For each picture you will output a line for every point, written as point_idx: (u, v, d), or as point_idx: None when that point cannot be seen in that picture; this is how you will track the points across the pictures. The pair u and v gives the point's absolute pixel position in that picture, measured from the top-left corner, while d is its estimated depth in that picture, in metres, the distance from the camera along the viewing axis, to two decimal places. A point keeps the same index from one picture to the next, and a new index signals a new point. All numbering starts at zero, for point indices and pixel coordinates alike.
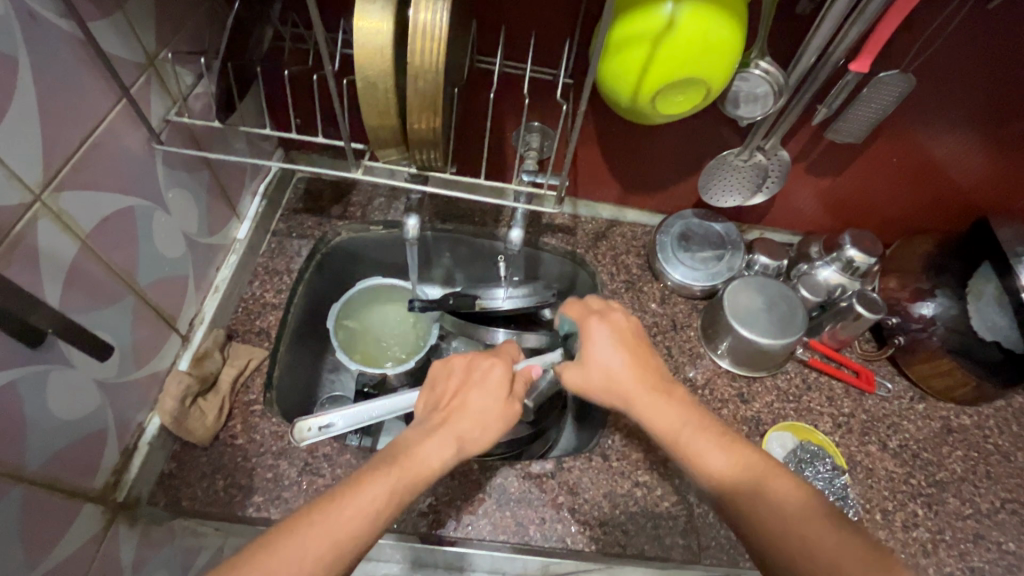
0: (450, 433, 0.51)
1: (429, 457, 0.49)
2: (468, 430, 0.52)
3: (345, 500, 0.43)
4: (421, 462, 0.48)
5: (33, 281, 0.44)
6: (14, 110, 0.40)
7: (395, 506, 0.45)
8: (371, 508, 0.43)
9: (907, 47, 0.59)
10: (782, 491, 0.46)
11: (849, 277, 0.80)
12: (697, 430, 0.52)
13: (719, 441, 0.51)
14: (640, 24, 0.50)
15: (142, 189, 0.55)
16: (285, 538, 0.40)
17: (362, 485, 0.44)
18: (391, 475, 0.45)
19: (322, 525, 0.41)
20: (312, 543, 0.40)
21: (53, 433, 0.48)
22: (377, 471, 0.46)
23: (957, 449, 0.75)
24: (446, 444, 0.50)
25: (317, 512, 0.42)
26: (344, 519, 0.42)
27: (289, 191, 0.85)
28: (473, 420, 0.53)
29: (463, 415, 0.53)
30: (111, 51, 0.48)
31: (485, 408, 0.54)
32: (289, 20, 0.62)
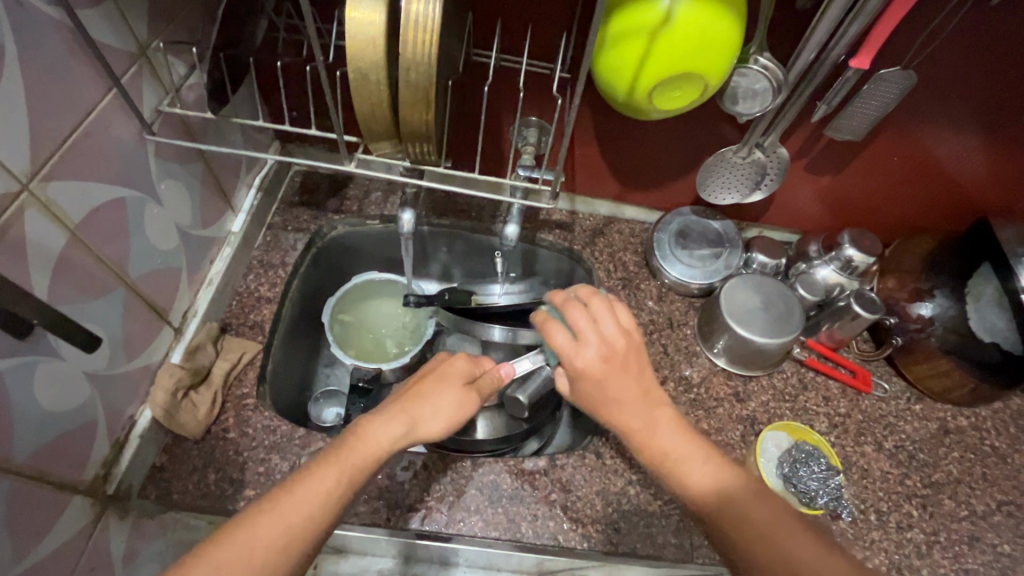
0: (404, 417, 0.52)
1: (380, 435, 0.49)
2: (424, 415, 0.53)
3: (300, 487, 0.44)
4: (373, 442, 0.49)
5: (20, 271, 0.44)
6: (1, 98, 0.40)
7: (346, 488, 0.46)
8: (324, 492, 0.44)
9: (908, 43, 0.59)
10: (762, 505, 0.47)
11: (847, 276, 0.79)
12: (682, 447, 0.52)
13: (700, 455, 0.51)
14: (637, 18, 0.50)
15: (133, 181, 0.55)
16: (246, 524, 0.41)
17: (317, 474, 0.45)
18: (341, 459, 0.47)
19: (277, 514, 0.42)
20: (265, 532, 0.41)
21: (41, 425, 0.47)
22: (334, 456, 0.47)
23: (953, 451, 0.74)
24: (396, 426, 0.51)
25: (271, 501, 0.43)
26: (298, 504, 0.43)
27: (285, 184, 0.84)
28: (428, 405, 0.53)
29: (420, 400, 0.54)
30: (101, 39, 0.48)
31: (443, 396, 0.55)
32: (284, 11, 0.61)
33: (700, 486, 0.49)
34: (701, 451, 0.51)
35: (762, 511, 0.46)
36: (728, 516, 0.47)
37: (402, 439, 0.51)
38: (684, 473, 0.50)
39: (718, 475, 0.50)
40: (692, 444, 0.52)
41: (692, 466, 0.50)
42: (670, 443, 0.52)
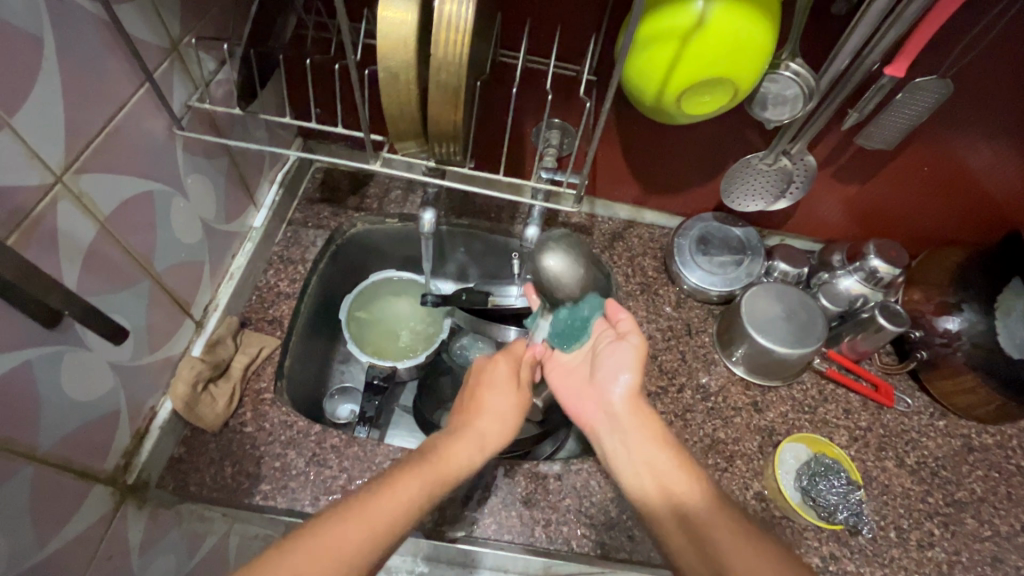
0: (474, 433, 0.53)
1: (461, 452, 0.51)
2: (491, 429, 0.55)
3: (389, 489, 0.45)
4: (458, 459, 0.51)
5: (51, 261, 0.44)
6: (39, 91, 0.40)
7: (434, 499, 0.47)
8: (414, 496, 0.46)
9: (946, 52, 0.57)
10: (723, 527, 0.47)
11: (871, 287, 0.77)
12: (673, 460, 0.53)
13: (682, 469, 0.52)
14: (670, 20, 0.49)
15: (161, 175, 0.55)
16: (340, 521, 0.42)
17: (406, 479, 0.47)
18: (429, 470, 0.48)
19: (372, 514, 0.43)
20: (362, 533, 0.42)
21: (66, 414, 0.48)
22: (421, 469, 0.48)
23: (977, 469, 0.72)
24: (469, 441, 0.52)
25: (361, 504, 0.44)
26: (394, 508, 0.44)
27: (306, 180, 0.85)
28: (494, 418, 0.56)
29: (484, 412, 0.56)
30: (136, 34, 0.48)
31: (507, 405, 0.57)
32: (314, 9, 0.62)
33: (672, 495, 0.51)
34: (682, 467, 0.52)
35: (724, 531, 0.47)
36: (688, 529, 0.48)
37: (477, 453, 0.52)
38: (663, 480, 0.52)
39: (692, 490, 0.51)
40: (677, 458, 0.53)
41: (672, 478, 0.52)
42: (656, 457, 0.53)
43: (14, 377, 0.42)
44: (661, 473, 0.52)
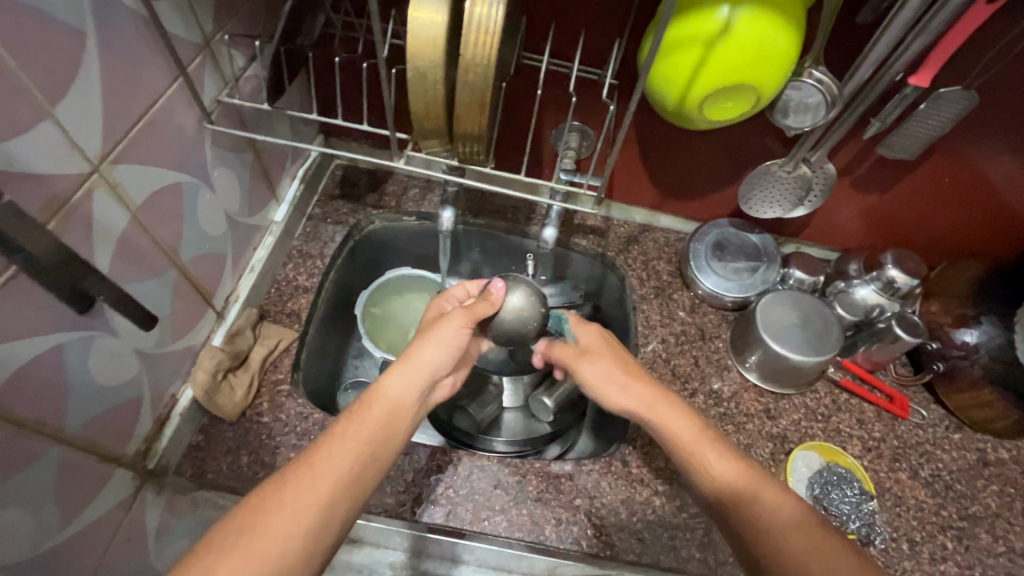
0: (413, 365, 0.52)
1: (396, 393, 0.50)
2: (434, 357, 0.53)
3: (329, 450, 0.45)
4: (395, 399, 0.50)
5: (86, 248, 0.45)
6: (79, 83, 0.42)
7: (377, 446, 0.47)
8: (352, 451, 0.45)
9: (972, 63, 0.57)
10: (778, 503, 0.47)
11: (888, 298, 0.77)
12: (708, 439, 0.52)
13: (721, 449, 0.51)
14: (696, 25, 0.50)
15: (190, 168, 0.57)
16: (276, 495, 0.42)
17: (339, 438, 0.46)
18: (363, 422, 0.48)
19: (313, 478, 0.43)
20: (309, 498, 0.42)
21: (94, 398, 0.49)
22: (357, 423, 0.47)
23: (993, 484, 0.72)
24: (407, 377, 0.51)
25: (299, 471, 0.43)
26: (336, 466, 0.44)
27: (326, 176, 0.86)
28: (438, 349, 0.53)
29: (425, 343, 0.53)
30: (172, 29, 0.49)
31: (450, 336, 0.54)
32: (342, 8, 0.63)
33: (712, 476, 0.50)
34: (723, 448, 0.51)
35: (779, 509, 0.46)
36: (747, 517, 0.47)
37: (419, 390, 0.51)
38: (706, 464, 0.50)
39: (738, 470, 0.50)
40: (708, 435, 0.52)
41: (713, 463, 0.51)
42: (692, 440, 0.52)
43: (48, 360, 0.44)
44: (702, 460, 0.51)
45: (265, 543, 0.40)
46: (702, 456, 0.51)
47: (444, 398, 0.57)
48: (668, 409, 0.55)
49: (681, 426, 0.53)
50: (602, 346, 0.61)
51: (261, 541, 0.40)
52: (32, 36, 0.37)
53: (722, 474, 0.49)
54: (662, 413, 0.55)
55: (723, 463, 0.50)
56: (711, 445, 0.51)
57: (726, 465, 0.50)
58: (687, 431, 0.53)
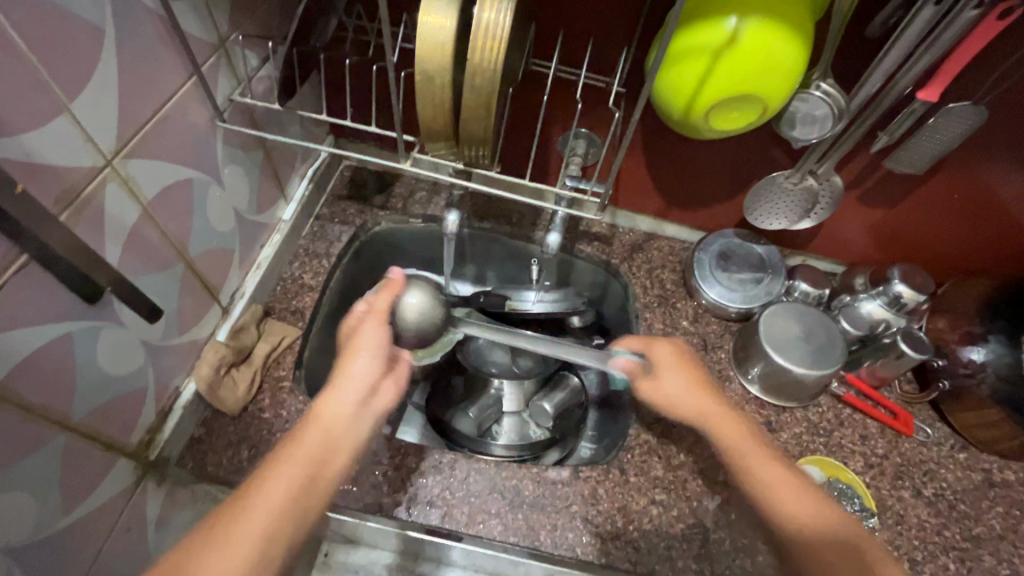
0: (344, 387, 0.52)
1: (334, 410, 0.51)
2: (359, 373, 0.53)
3: (263, 479, 0.45)
4: (334, 417, 0.50)
5: (97, 239, 0.46)
6: (97, 79, 0.43)
7: (321, 464, 0.48)
8: (292, 471, 0.46)
9: (982, 78, 0.57)
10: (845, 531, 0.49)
11: (894, 313, 0.76)
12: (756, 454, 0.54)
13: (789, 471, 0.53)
14: (702, 36, 0.50)
15: (201, 164, 0.58)
16: (214, 533, 0.42)
17: (279, 461, 0.47)
18: (303, 442, 0.48)
19: (258, 502, 0.44)
20: (250, 526, 0.43)
21: (99, 387, 0.50)
22: (296, 445, 0.48)
23: (998, 505, 0.70)
24: (342, 401, 0.51)
25: (241, 498, 0.44)
26: (279, 487, 0.45)
27: (335, 177, 0.87)
28: (368, 360, 0.54)
29: (353, 358, 0.54)
30: (188, 29, 0.51)
31: (375, 345, 0.55)
32: (355, 13, 0.64)
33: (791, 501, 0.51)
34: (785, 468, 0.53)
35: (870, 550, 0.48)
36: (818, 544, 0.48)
37: (357, 404, 0.52)
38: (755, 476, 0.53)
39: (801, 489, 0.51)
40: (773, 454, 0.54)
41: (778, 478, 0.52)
42: (767, 459, 0.54)
43: (56, 347, 0.44)
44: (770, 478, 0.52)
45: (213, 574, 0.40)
46: (767, 473, 0.52)
47: (392, 399, 0.54)
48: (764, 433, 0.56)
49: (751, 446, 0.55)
50: (676, 367, 0.61)
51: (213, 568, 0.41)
52: (54, 32, 0.39)
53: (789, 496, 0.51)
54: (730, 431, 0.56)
55: (775, 479, 0.52)
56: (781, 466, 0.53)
57: (778, 481, 0.52)
58: (758, 461, 0.54)
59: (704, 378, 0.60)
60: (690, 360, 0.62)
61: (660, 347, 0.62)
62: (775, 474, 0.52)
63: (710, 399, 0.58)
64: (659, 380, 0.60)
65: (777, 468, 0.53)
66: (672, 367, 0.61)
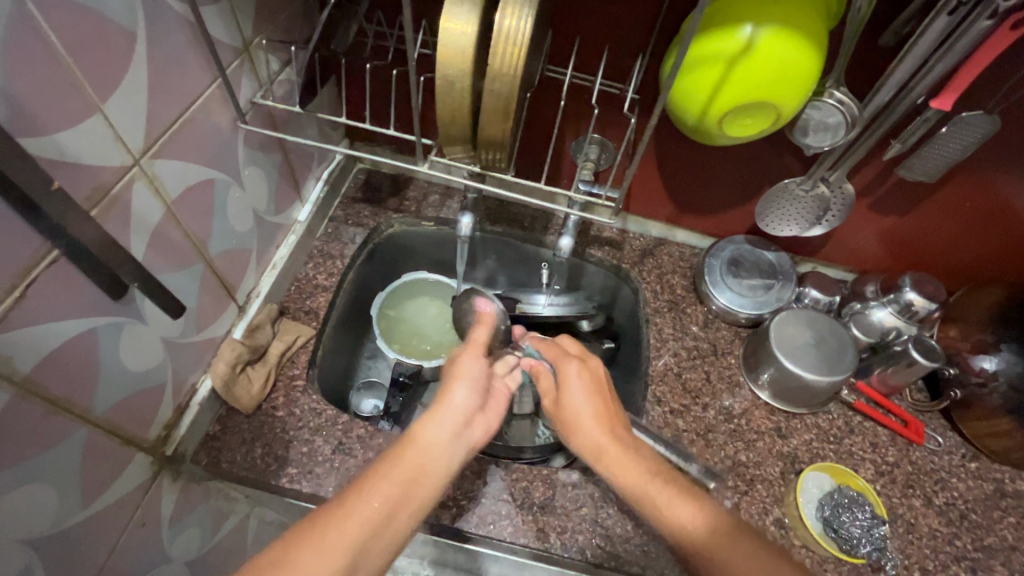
0: (447, 412, 0.52)
1: (430, 436, 0.50)
2: (465, 402, 0.53)
3: (362, 494, 0.45)
4: (429, 444, 0.49)
5: (123, 235, 0.47)
6: (127, 80, 0.44)
7: (413, 491, 0.47)
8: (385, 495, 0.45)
9: (995, 88, 0.57)
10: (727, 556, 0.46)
11: (905, 321, 0.76)
12: (667, 486, 0.51)
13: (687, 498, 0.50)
14: (717, 44, 0.51)
15: (222, 165, 0.59)
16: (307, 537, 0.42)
17: (375, 482, 0.46)
18: (399, 466, 0.47)
19: (348, 520, 0.43)
20: (343, 537, 0.42)
21: (119, 382, 0.51)
22: (393, 466, 0.47)
23: (1010, 516, 0.70)
24: (445, 427, 0.51)
25: (331, 514, 0.43)
26: (370, 509, 0.44)
27: (350, 180, 0.88)
28: (466, 392, 0.54)
29: (453, 388, 0.54)
30: (215, 33, 0.52)
31: (472, 377, 0.55)
32: (375, 19, 0.65)
33: (680, 531, 0.48)
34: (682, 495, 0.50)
35: None
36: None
37: (452, 436, 0.50)
38: (673, 513, 0.49)
39: (701, 520, 0.48)
40: (670, 489, 0.50)
41: (668, 508, 0.49)
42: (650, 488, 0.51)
43: (81, 341, 0.45)
44: (659, 501, 0.50)
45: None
46: (672, 514, 0.49)
47: (484, 437, 0.53)
48: (626, 462, 0.53)
49: (643, 476, 0.52)
50: (583, 387, 0.59)
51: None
52: (88, 34, 0.40)
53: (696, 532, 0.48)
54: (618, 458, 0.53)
55: (679, 509, 0.49)
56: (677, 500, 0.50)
57: (682, 513, 0.49)
58: (667, 495, 0.50)
59: (604, 401, 0.58)
60: (599, 383, 0.60)
61: (569, 365, 0.61)
62: (681, 511, 0.49)
63: (601, 428, 0.55)
64: (558, 400, 0.59)
65: (681, 503, 0.49)
66: (568, 372, 0.60)
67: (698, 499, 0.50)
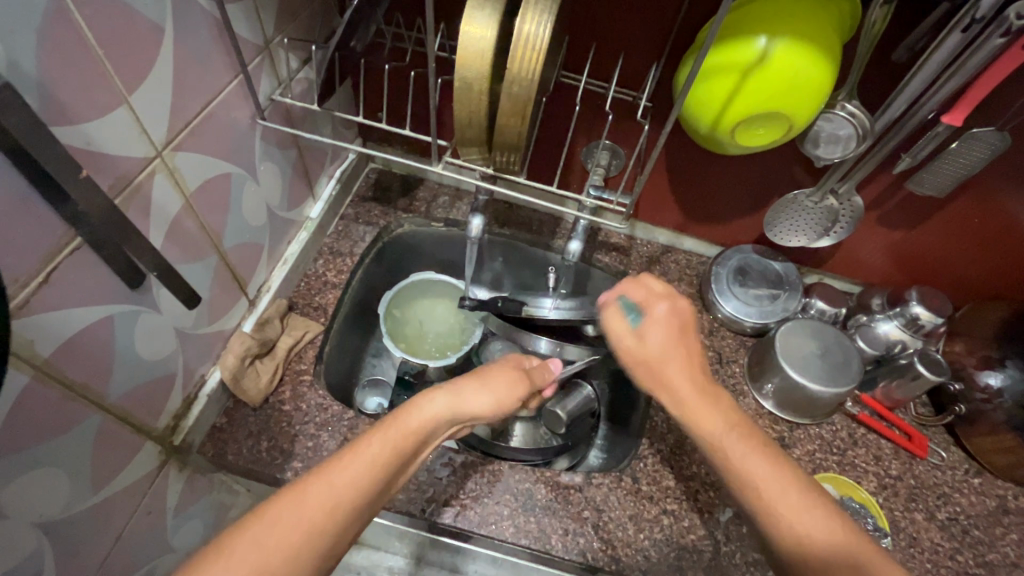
0: (453, 397, 0.50)
1: (426, 408, 0.48)
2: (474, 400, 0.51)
3: (350, 454, 0.43)
4: (418, 413, 0.47)
5: (143, 225, 0.48)
6: (154, 74, 0.45)
7: (398, 457, 0.44)
8: (369, 459, 0.43)
9: (1007, 105, 0.58)
10: (806, 513, 0.43)
11: (911, 334, 0.76)
12: (741, 439, 0.46)
13: (761, 455, 0.45)
14: (733, 55, 0.51)
15: (239, 160, 0.60)
16: (291, 495, 0.39)
17: (363, 444, 0.44)
18: (387, 430, 0.45)
19: (330, 477, 0.41)
20: (324, 495, 0.40)
21: (133, 370, 0.51)
22: (384, 428, 0.45)
23: (1012, 533, 0.70)
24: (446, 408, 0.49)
25: (313, 478, 0.41)
26: (346, 472, 0.41)
27: (361, 178, 0.89)
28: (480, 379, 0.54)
29: (469, 376, 0.54)
30: (239, 31, 0.53)
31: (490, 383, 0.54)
32: (394, 21, 0.66)
33: (750, 485, 0.45)
34: (762, 454, 0.45)
35: (831, 541, 0.42)
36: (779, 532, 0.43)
37: (449, 416, 0.49)
38: (743, 467, 0.45)
39: (779, 478, 0.44)
40: (746, 443, 0.46)
41: (740, 461, 0.45)
42: (725, 438, 0.47)
43: (99, 329, 0.46)
44: (734, 456, 0.46)
45: (253, 556, 0.37)
46: (742, 469, 0.45)
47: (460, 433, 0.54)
48: (702, 409, 0.48)
49: (714, 426, 0.47)
50: (666, 330, 0.53)
51: (260, 541, 0.37)
52: (119, 28, 0.41)
53: (770, 487, 0.44)
54: (695, 407, 0.49)
55: (754, 463, 0.45)
56: (753, 456, 0.45)
57: (758, 467, 0.45)
58: (740, 450, 0.46)
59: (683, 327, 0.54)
60: (687, 329, 0.54)
61: (655, 307, 0.55)
62: (755, 464, 0.45)
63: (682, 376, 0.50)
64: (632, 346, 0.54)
65: (756, 457, 0.45)
66: (657, 312, 0.55)
67: (777, 457, 0.45)
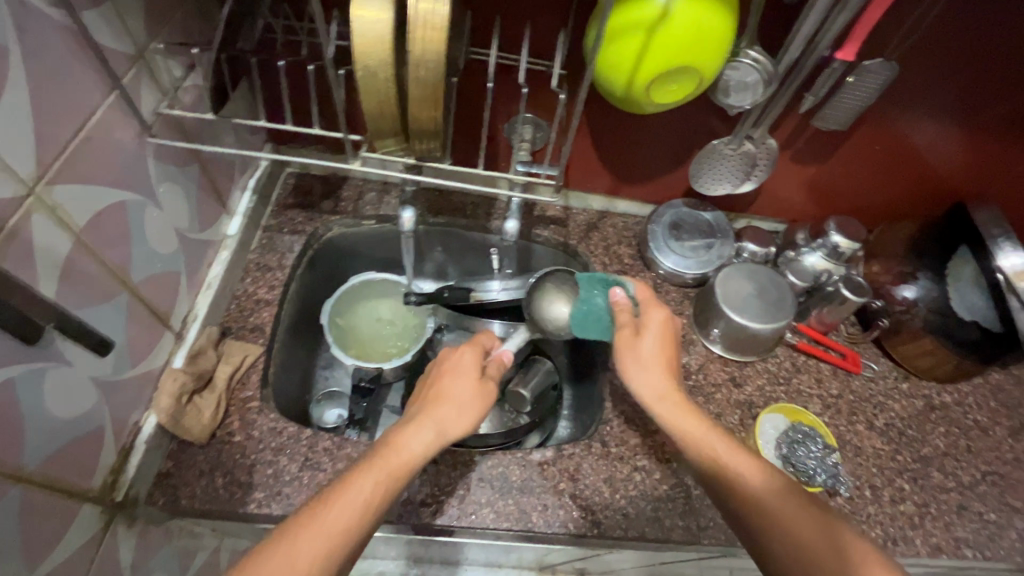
0: (429, 421, 0.50)
1: (411, 444, 0.48)
2: (451, 416, 0.51)
3: (338, 497, 0.42)
4: (405, 450, 0.47)
5: (28, 273, 0.43)
6: (7, 101, 0.39)
7: (389, 496, 0.44)
8: (360, 506, 0.42)
9: (891, 34, 0.61)
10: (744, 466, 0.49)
11: (835, 262, 0.81)
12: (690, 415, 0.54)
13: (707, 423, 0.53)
14: (636, 13, 0.51)
15: (132, 183, 0.54)
16: (280, 548, 0.39)
17: (351, 484, 0.43)
18: (377, 471, 0.45)
19: (317, 526, 0.40)
20: (312, 544, 0.40)
21: (50, 433, 0.47)
22: (367, 464, 0.45)
23: (940, 426, 0.77)
24: (426, 430, 0.49)
25: (299, 529, 0.40)
26: (334, 521, 0.41)
27: (278, 186, 0.84)
28: (453, 405, 0.51)
29: (441, 402, 0.51)
30: (102, 42, 0.47)
31: (461, 393, 0.52)
32: (281, 12, 0.62)
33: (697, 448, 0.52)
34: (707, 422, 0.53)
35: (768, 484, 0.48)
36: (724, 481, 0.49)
37: (435, 445, 0.49)
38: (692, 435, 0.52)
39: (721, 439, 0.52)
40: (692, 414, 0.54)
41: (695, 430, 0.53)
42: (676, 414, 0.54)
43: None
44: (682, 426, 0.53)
45: None
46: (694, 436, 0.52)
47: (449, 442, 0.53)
48: (660, 392, 0.55)
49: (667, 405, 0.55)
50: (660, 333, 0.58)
51: None
52: None
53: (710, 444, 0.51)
54: (670, 408, 0.54)
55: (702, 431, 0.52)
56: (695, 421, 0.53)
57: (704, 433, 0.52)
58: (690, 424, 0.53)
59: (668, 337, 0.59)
60: (675, 340, 0.59)
61: (654, 314, 0.59)
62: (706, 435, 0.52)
63: (658, 376, 0.56)
64: (636, 336, 0.58)
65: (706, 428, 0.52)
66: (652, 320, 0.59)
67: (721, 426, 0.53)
